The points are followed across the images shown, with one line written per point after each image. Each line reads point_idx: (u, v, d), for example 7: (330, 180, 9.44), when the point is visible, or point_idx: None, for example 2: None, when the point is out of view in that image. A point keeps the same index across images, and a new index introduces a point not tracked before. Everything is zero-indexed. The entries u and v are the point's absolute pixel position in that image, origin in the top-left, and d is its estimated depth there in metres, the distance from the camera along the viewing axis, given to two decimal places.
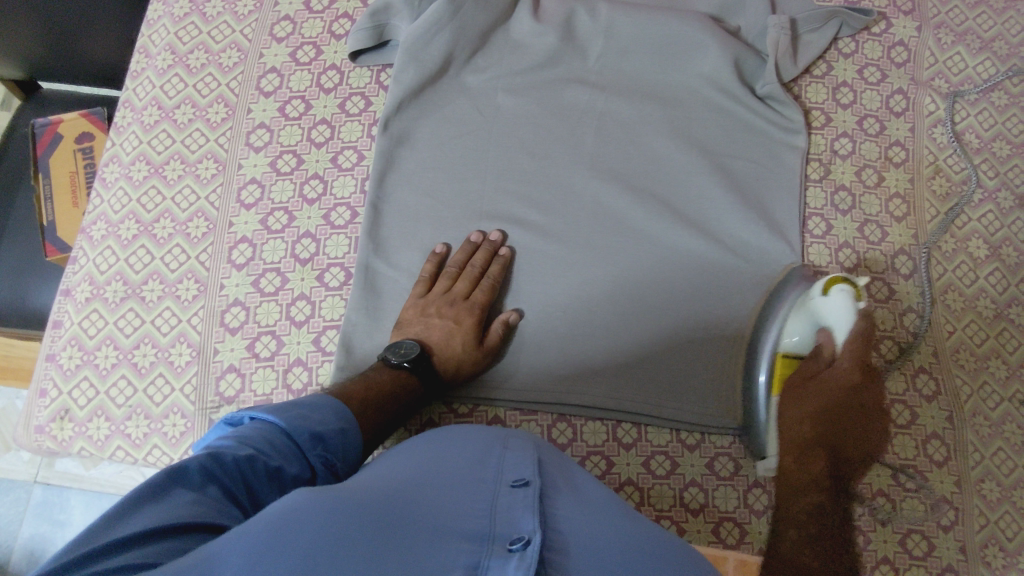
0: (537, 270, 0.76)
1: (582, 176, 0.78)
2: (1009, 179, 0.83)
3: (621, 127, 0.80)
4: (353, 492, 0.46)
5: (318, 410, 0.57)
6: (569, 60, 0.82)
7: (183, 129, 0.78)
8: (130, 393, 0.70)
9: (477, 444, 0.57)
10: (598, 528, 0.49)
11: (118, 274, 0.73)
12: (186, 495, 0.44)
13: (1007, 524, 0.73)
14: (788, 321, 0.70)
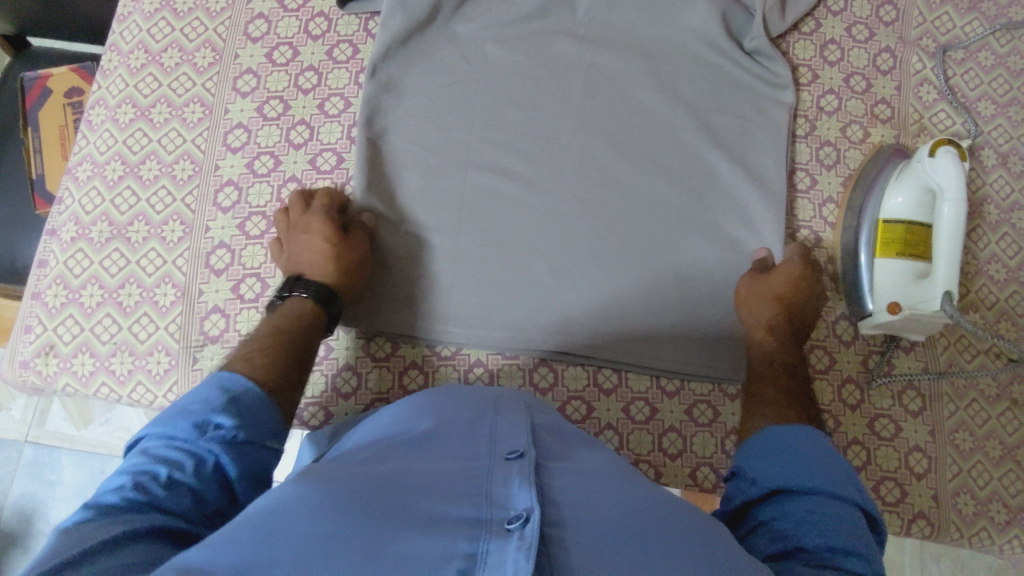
0: (521, 218, 0.76)
1: (572, 128, 0.79)
2: (992, 138, 0.84)
3: (610, 83, 0.80)
4: (344, 485, 0.45)
5: (205, 395, 0.52)
6: (558, 18, 0.82)
7: (170, 72, 0.78)
8: (115, 330, 0.71)
9: (467, 417, 0.57)
10: (602, 495, 0.48)
11: (104, 215, 0.74)
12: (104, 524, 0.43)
13: (978, 473, 0.74)
14: (894, 186, 0.75)
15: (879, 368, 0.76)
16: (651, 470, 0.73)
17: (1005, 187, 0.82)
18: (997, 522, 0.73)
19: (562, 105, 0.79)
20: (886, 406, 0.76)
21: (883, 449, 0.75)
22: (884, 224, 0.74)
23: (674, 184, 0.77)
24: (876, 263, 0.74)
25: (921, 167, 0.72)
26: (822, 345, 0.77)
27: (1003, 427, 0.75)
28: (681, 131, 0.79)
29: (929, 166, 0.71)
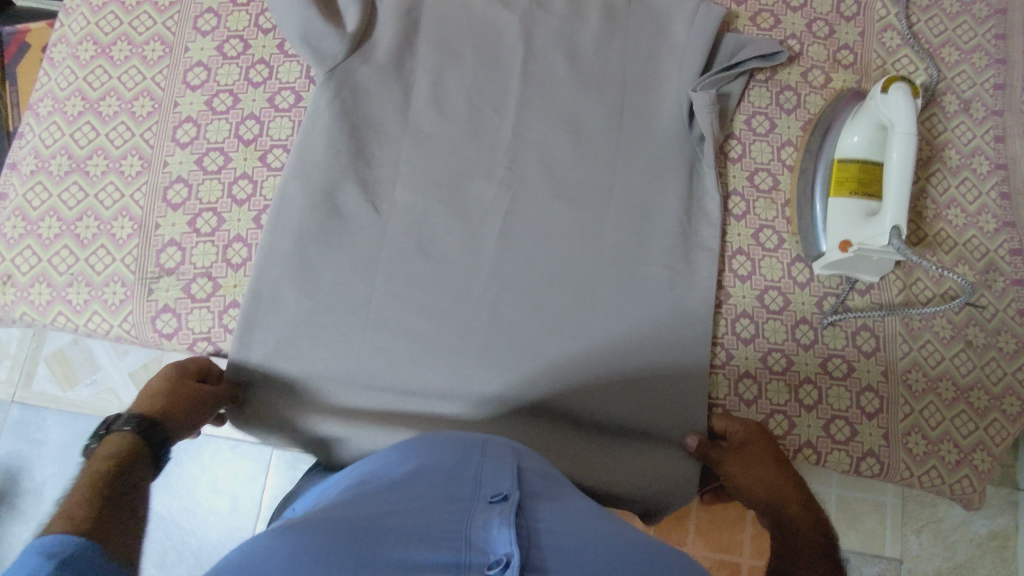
0: (434, 301, 0.73)
1: (492, 269, 0.74)
2: (955, 84, 0.83)
3: (535, 204, 0.76)
4: (321, 525, 0.42)
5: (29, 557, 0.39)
6: (487, 126, 0.78)
7: (131, 11, 0.79)
8: (72, 262, 0.72)
9: (453, 453, 0.54)
10: (587, 544, 0.44)
11: (63, 149, 0.75)
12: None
13: (930, 414, 0.74)
14: (852, 124, 0.74)
15: (834, 308, 0.76)
16: None
17: (966, 133, 0.82)
18: (948, 462, 0.73)
19: (472, 263, 0.74)
20: (839, 346, 0.75)
21: (835, 390, 0.74)
22: (838, 164, 0.74)
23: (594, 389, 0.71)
24: (829, 203, 0.74)
25: (875, 104, 0.72)
26: (776, 286, 0.77)
27: (958, 369, 0.75)
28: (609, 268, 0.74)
29: (882, 102, 0.71)
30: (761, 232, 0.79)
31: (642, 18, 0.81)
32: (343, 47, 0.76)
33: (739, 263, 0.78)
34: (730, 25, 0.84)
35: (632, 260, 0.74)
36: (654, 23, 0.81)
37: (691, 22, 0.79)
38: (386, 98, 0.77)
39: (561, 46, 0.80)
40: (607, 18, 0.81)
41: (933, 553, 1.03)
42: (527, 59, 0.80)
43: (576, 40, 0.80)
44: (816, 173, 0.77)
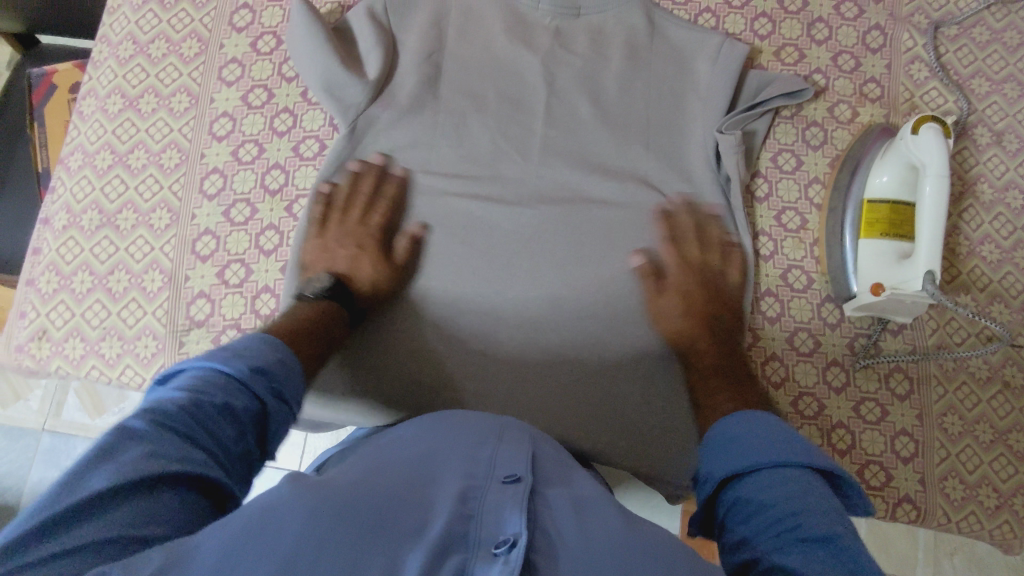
0: (464, 349, 0.73)
1: (519, 311, 0.73)
2: (986, 116, 0.82)
3: (560, 246, 0.74)
4: (338, 485, 0.43)
5: (254, 348, 0.54)
6: (510, 170, 0.78)
7: (157, 63, 0.80)
8: (105, 315, 0.73)
9: (471, 434, 0.53)
10: (594, 530, 0.43)
11: (94, 203, 0.76)
12: (137, 450, 0.41)
13: (967, 457, 0.73)
14: (880, 163, 0.73)
15: (866, 350, 0.75)
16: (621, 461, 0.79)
17: (999, 165, 0.80)
18: (987, 507, 0.72)
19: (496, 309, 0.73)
20: (872, 389, 0.75)
21: (868, 434, 0.74)
22: (869, 204, 0.73)
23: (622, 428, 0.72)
24: (859, 243, 0.73)
25: (905, 145, 0.70)
26: (806, 328, 0.76)
27: (995, 411, 0.74)
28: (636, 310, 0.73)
29: (912, 143, 0.69)
30: (790, 273, 0.78)
31: (666, 59, 0.80)
32: (365, 95, 0.76)
33: (767, 305, 0.77)
34: (754, 60, 0.83)
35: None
36: (676, 61, 0.80)
37: (714, 62, 0.79)
38: (409, 143, 0.78)
39: (583, 86, 0.79)
40: (629, 56, 0.80)
41: None
42: (548, 105, 0.79)
43: (599, 81, 0.80)
44: (845, 215, 0.76)
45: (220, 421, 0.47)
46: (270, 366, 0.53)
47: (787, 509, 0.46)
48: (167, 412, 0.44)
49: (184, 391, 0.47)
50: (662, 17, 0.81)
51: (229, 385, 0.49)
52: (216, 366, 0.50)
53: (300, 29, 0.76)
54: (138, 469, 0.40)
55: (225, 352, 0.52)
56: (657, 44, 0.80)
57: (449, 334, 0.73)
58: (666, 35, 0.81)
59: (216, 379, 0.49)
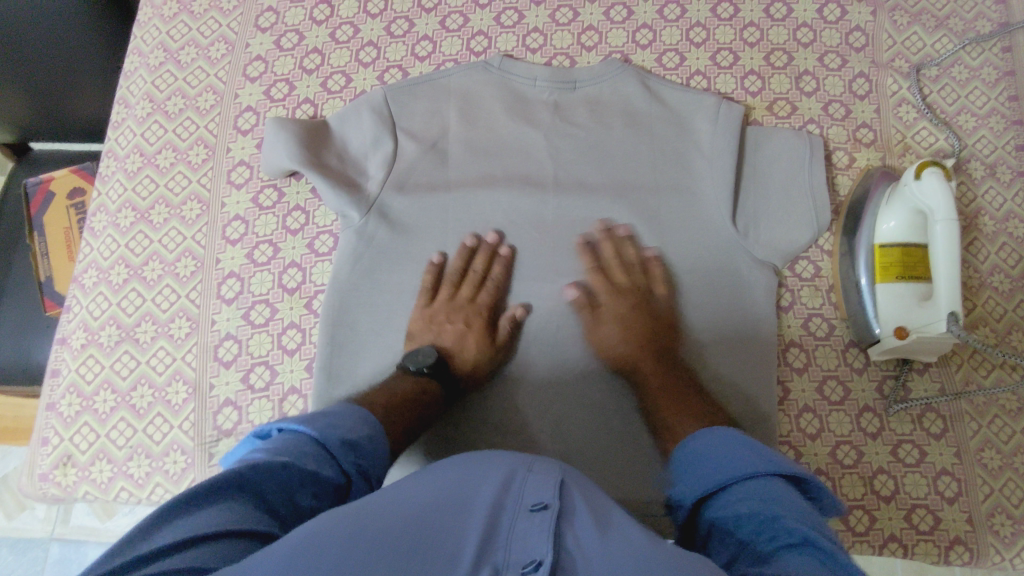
0: (504, 418, 0.75)
1: (542, 374, 0.75)
2: (977, 150, 0.84)
3: (576, 305, 0.76)
4: (359, 517, 0.42)
5: (347, 420, 0.55)
6: (526, 242, 0.79)
7: (166, 173, 0.80)
8: (130, 434, 0.71)
9: (500, 467, 0.50)
10: (613, 540, 0.44)
11: (112, 319, 0.75)
12: (213, 505, 0.43)
13: (1010, 491, 0.72)
14: (888, 209, 0.75)
15: (896, 393, 0.75)
16: None
17: (997, 197, 0.82)
18: None
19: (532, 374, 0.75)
20: (906, 431, 0.75)
21: (910, 477, 0.73)
22: (880, 249, 0.74)
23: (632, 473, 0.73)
24: (877, 287, 0.74)
25: (910, 190, 0.72)
26: (834, 375, 0.77)
27: None
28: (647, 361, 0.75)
29: (916, 188, 0.72)
30: (811, 321, 0.78)
31: (667, 125, 0.82)
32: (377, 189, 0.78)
33: (793, 355, 0.78)
34: (748, 116, 0.86)
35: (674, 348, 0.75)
36: (676, 122, 0.82)
37: (714, 121, 0.81)
38: (425, 224, 0.78)
39: (589, 154, 0.81)
40: (629, 123, 0.82)
41: None
42: (556, 180, 0.80)
43: (602, 148, 0.81)
44: (856, 262, 0.77)
45: (300, 486, 0.48)
46: (353, 432, 0.54)
47: (761, 516, 0.47)
48: (253, 470, 0.46)
49: (282, 453, 0.49)
50: (656, 83, 0.84)
51: (317, 451, 0.51)
52: (307, 430, 0.52)
53: (276, 145, 0.77)
54: (208, 522, 0.41)
55: (322, 421, 0.54)
56: (654, 105, 0.82)
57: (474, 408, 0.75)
58: (661, 98, 0.83)
59: (304, 443, 0.51)
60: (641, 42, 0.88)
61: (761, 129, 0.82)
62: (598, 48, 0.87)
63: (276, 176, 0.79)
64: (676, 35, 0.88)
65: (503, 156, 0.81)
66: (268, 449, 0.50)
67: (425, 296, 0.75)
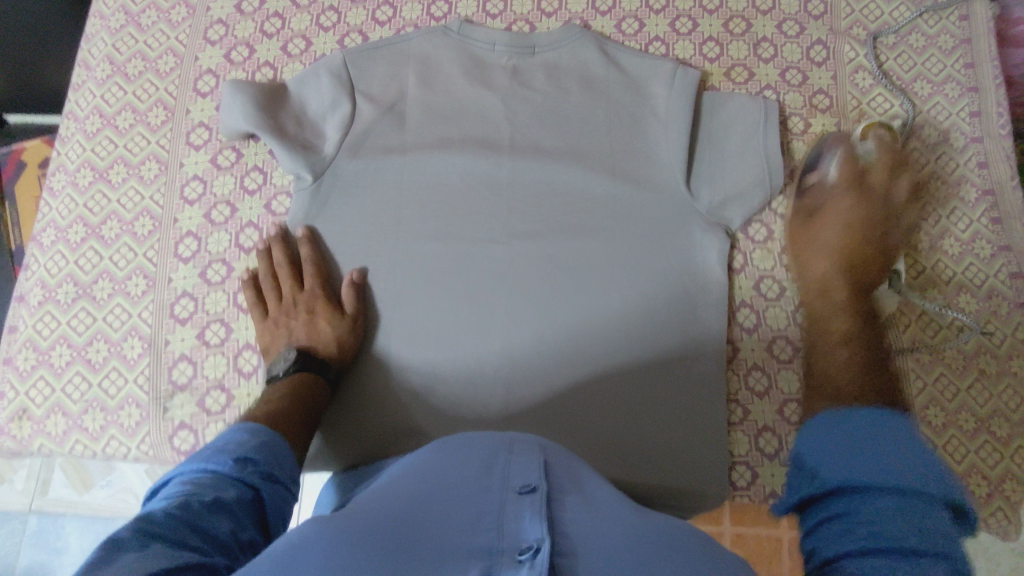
0: (459, 377, 0.74)
1: (500, 331, 0.75)
2: (931, 116, 0.85)
3: (535, 273, 0.77)
4: (356, 518, 0.45)
5: (234, 439, 0.59)
6: (483, 205, 0.79)
7: (125, 134, 0.81)
8: (85, 388, 0.73)
9: (482, 450, 0.53)
10: (602, 522, 0.46)
11: (69, 277, 0.76)
12: (132, 553, 0.44)
13: (953, 448, 0.74)
14: (837, 171, 0.75)
15: None
16: (746, 471, 0.75)
17: (950, 162, 0.83)
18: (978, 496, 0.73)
19: (486, 332, 0.75)
20: None
21: None
22: (829, 211, 0.75)
23: (672, 455, 0.73)
24: (828, 249, 0.75)
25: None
26: (784, 335, 0.78)
27: (974, 399, 0.75)
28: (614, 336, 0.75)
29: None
30: (762, 283, 0.80)
31: (624, 90, 0.82)
32: (332, 151, 0.79)
33: (744, 316, 0.79)
34: (706, 82, 0.86)
35: (641, 325, 0.75)
36: (633, 87, 0.82)
37: (670, 86, 0.81)
38: (380, 184, 0.79)
39: (547, 119, 0.82)
40: (587, 87, 0.82)
41: None
42: (512, 144, 0.81)
43: (560, 113, 0.82)
44: (808, 222, 0.77)
45: (211, 514, 0.51)
46: (245, 447, 0.58)
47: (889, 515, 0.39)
48: (154, 519, 0.48)
49: (179, 493, 0.52)
50: (615, 48, 0.84)
51: (215, 480, 0.54)
52: (200, 469, 0.55)
53: (235, 109, 0.78)
54: (135, 568, 0.43)
55: (209, 453, 0.56)
56: (612, 72, 0.83)
57: (438, 375, 0.74)
58: (620, 64, 0.83)
59: (202, 480, 0.54)
60: (601, 9, 0.88)
61: (717, 94, 0.83)
62: (558, 14, 0.88)
63: (235, 138, 0.79)
64: (635, 2, 0.88)
65: (460, 119, 0.82)
66: (165, 500, 0.51)
67: (258, 311, 0.74)
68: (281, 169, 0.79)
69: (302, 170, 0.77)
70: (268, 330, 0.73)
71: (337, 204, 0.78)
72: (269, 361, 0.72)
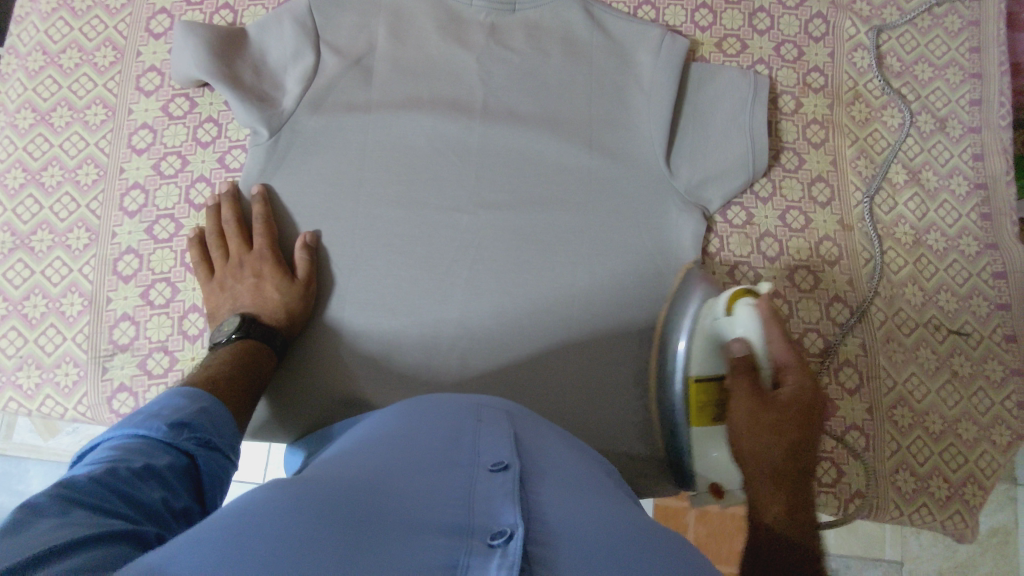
0: (416, 347, 0.71)
1: (460, 302, 0.72)
2: (929, 102, 0.80)
3: (498, 245, 0.73)
4: (314, 489, 0.40)
5: (169, 405, 0.53)
6: (449, 170, 0.75)
7: (69, 74, 0.76)
8: (21, 343, 0.70)
9: (448, 423, 0.49)
10: (576, 505, 0.42)
11: (6, 225, 0.73)
12: (52, 519, 0.38)
13: (918, 449, 0.72)
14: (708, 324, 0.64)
15: (815, 346, 0.74)
16: None
17: (943, 153, 0.79)
18: (938, 498, 0.71)
19: (447, 301, 0.72)
20: (822, 384, 0.74)
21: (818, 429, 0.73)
22: (697, 383, 0.63)
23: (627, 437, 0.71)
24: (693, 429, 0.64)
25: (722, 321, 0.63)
26: None
27: (944, 400, 0.73)
28: (577, 313, 0.72)
29: (727, 322, 0.62)
30: (736, 269, 0.76)
31: (607, 56, 0.77)
32: (292, 105, 0.74)
33: None
34: (695, 52, 0.81)
35: (609, 303, 0.72)
36: (618, 53, 0.77)
37: (656, 54, 0.76)
38: (341, 143, 0.74)
39: (524, 83, 0.77)
40: (568, 51, 0.77)
41: (933, 552, 1.05)
42: (485, 107, 0.76)
43: (537, 76, 0.77)
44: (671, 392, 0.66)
45: (141, 482, 0.45)
46: (182, 413, 0.53)
47: None
48: (76, 484, 0.42)
49: (105, 459, 0.46)
50: (601, 9, 0.78)
51: (146, 448, 0.49)
52: (130, 434, 0.49)
53: (187, 52, 0.72)
54: (56, 535, 0.36)
55: (141, 417, 0.51)
56: (596, 35, 0.77)
57: (396, 345, 0.71)
58: (605, 26, 0.78)
59: (132, 446, 0.48)
60: None
61: (705, 66, 0.78)
62: None
63: (188, 85, 0.74)
64: None
65: (430, 76, 0.77)
66: (89, 466, 0.45)
67: (203, 272, 0.70)
68: (236, 122, 0.74)
69: (257, 124, 0.72)
70: (216, 287, 0.70)
71: (298, 161, 0.74)
72: (214, 328, 0.69)
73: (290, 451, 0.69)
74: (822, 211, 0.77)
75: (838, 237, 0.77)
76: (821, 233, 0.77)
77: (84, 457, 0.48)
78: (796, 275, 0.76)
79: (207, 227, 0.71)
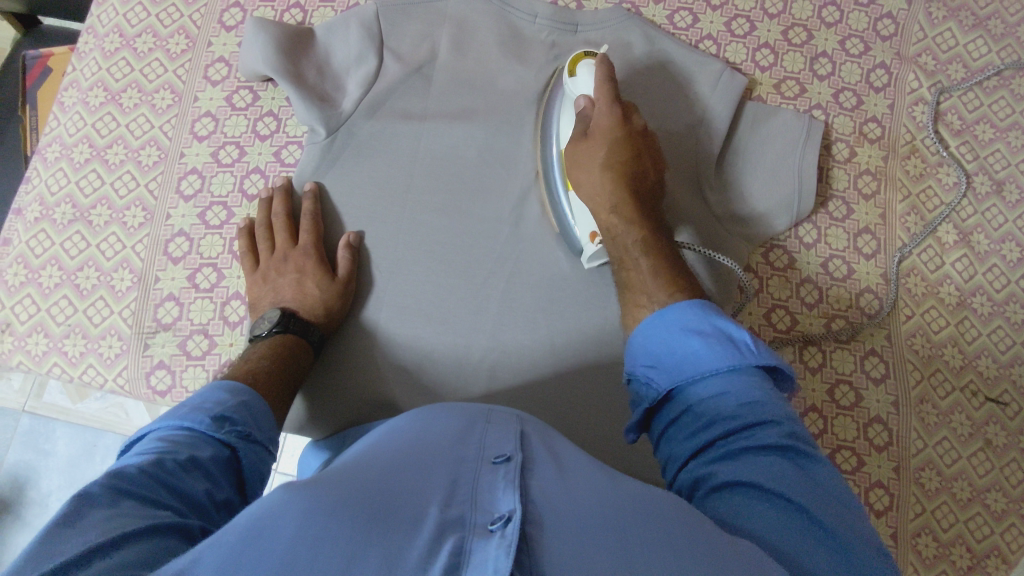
0: (447, 351, 0.72)
1: (492, 309, 0.73)
2: (987, 164, 0.79)
3: (538, 264, 0.74)
4: (330, 485, 0.40)
5: (209, 397, 0.55)
6: (495, 181, 0.76)
7: (142, 58, 0.79)
8: (70, 312, 0.72)
9: (457, 420, 0.50)
10: (578, 491, 0.42)
11: (68, 197, 0.75)
12: (102, 512, 0.41)
13: (942, 514, 0.71)
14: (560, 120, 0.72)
15: (846, 399, 0.74)
16: None
17: (999, 218, 0.78)
18: (959, 568, 0.70)
19: (479, 310, 0.73)
20: (849, 439, 0.73)
21: None
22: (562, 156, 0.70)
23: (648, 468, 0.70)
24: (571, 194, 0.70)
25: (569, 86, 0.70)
26: None
27: (974, 468, 0.72)
28: (608, 342, 0.71)
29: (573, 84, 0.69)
30: (774, 312, 0.76)
31: (664, 85, 0.77)
32: (350, 108, 0.76)
33: None
34: (752, 91, 0.81)
35: None
36: (675, 81, 0.77)
37: (713, 88, 0.76)
38: (395, 148, 0.76)
39: None
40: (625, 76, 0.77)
41: None
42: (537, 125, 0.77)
43: None
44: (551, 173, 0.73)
45: (185, 474, 0.47)
46: (222, 405, 0.54)
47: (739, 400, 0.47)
48: (124, 476, 0.44)
49: (152, 451, 0.48)
50: (661, 36, 0.78)
51: (190, 439, 0.50)
52: (176, 425, 0.51)
53: (255, 47, 0.74)
54: (106, 528, 0.39)
55: (186, 409, 0.53)
56: (654, 63, 0.78)
57: (427, 354, 0.72)
58: (663, 55, 0.78)
59: (177, 438, 0.50)
60: None
61: (761, 107, 0.78)
62: None
63: (253, 78, 0.76)
64: None
65: (486, 89, 0.78)
66: (139, 456, 0.47)
67: (249, 262, 0.72)
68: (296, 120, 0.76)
69: (315, 123, 0.74)
70: (258, 279, 0.71)
71: (349, 162, 0.76)
72: (254, 318, 0.70)
73: (319, 449, 0.70)
74: (866, 262, 0.77)
75: (883, 291, 0.76)
76: (863, 285, 0.76)
77: (134, 447, 0.50)
78: (833, 324, 0.75)
79: (258, 218, 0.73)
